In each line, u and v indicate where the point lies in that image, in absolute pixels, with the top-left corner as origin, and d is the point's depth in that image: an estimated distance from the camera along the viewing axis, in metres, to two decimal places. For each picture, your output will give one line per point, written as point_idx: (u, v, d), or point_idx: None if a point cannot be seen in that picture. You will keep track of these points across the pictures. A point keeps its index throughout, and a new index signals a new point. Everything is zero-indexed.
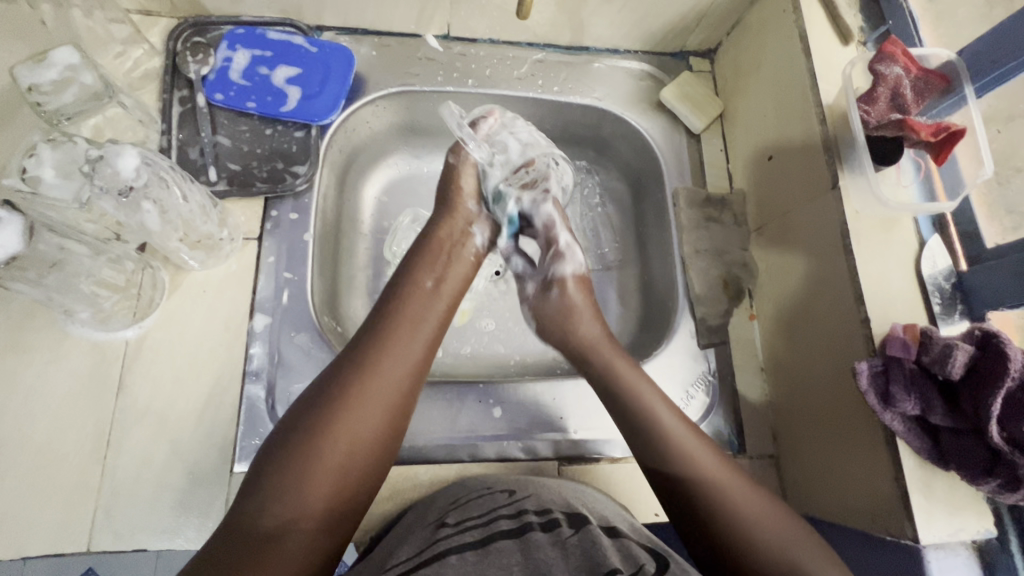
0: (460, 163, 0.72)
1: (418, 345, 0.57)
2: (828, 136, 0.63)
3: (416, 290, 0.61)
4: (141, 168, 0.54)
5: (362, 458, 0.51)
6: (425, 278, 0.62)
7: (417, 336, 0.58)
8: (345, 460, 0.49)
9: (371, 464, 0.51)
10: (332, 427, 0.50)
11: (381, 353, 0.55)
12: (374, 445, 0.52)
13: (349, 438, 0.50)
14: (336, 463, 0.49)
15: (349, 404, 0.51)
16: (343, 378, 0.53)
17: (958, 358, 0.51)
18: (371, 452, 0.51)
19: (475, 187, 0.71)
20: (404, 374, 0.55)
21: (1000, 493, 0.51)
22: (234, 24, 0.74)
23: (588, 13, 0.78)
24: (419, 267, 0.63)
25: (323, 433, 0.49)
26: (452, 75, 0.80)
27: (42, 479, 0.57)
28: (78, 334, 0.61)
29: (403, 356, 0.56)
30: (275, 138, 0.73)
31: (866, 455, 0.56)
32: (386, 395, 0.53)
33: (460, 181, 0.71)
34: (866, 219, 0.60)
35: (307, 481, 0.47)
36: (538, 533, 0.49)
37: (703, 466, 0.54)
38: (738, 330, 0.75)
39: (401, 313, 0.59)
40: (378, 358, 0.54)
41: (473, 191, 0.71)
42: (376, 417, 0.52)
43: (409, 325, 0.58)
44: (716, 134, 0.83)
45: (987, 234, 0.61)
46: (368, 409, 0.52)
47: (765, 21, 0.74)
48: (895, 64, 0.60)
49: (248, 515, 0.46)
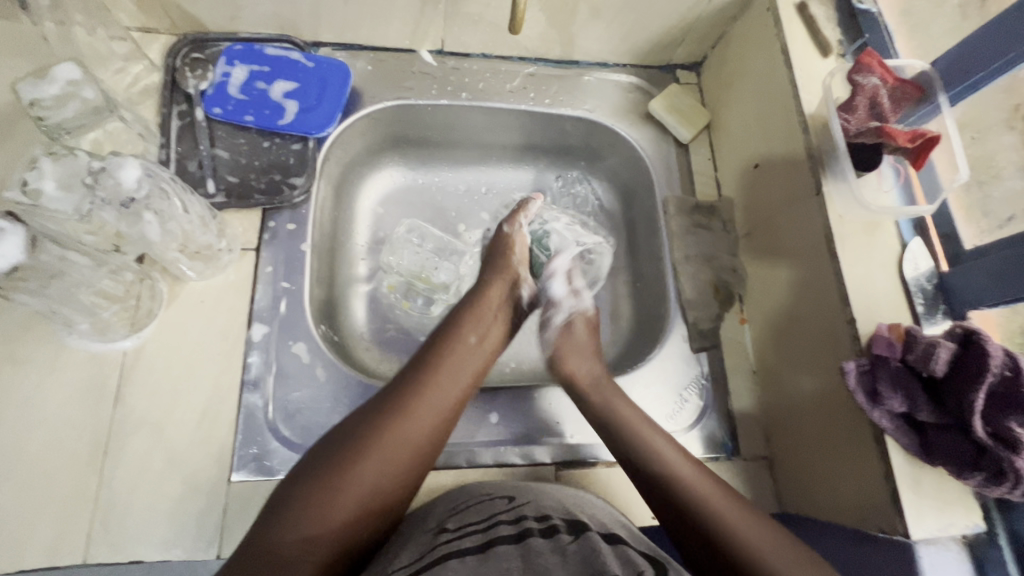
0: (513, 232, 0.75)
1: (456, 392, 0.59)
2: (810, 143, 0.65)
3: (459, 338, 0.62)
4: (143, 179, 0.55)
5: (387, 494, 0.52)
6: (469, 326, 0.64)
7: (457, 383, 0.59)
8: (369, 495, 0.51)
9: (394, 501, 0.52)
10: (363, 463, 0.51)
11: (420, 395, 0.56)
12: (402, 486, 0.53)
13: (379, 475, 0.51)
14: (359, 494, 0.50)
15: (385, 445, 0.52)
16: (381, 415, 0.54)
17: (940, 354, 0.53)
18: (397, 489, 0.52)
19: (516, 236, 0.75)
20: (439, 419, 0.56)
21: (986, 487, 0.52)
22: (232, 41, 0.76)
23: (577, 28, 0.80)
24: (465, 322, 0.65)
25: (355, 466, 0.51)
26: (446, 89, 0.82)
27: (39, 491, 0.56)
28: (75, 344, 0.61)
29: (441, 402, 0.57)
30: (272, 151, 0.74)
31: (856, 453, 0.57)
32: (420, 439, 0.54)
33: (512, 245, 0.74)
34: (849, 222, 0.62)
35: (332, 504, 0.49)
36: (537, 538, 0.50)
37: (676, 464, 0.57)
38: (728, 334, 0.76)
39: (444, 360, 0.60)
40: (418, 402, 0.56)
41: (516, 240, 0.74)
42: (408, 460, 0.53)
43: (449, 371, 0.60)
44: (703, 144, 0.85)
45: (965, 236, 0.63)
46: (400, 448, 0.53)
47: (749, 35, 0.76)
48: (873, 75, 0.62)
49: (273, 528, 0.47)
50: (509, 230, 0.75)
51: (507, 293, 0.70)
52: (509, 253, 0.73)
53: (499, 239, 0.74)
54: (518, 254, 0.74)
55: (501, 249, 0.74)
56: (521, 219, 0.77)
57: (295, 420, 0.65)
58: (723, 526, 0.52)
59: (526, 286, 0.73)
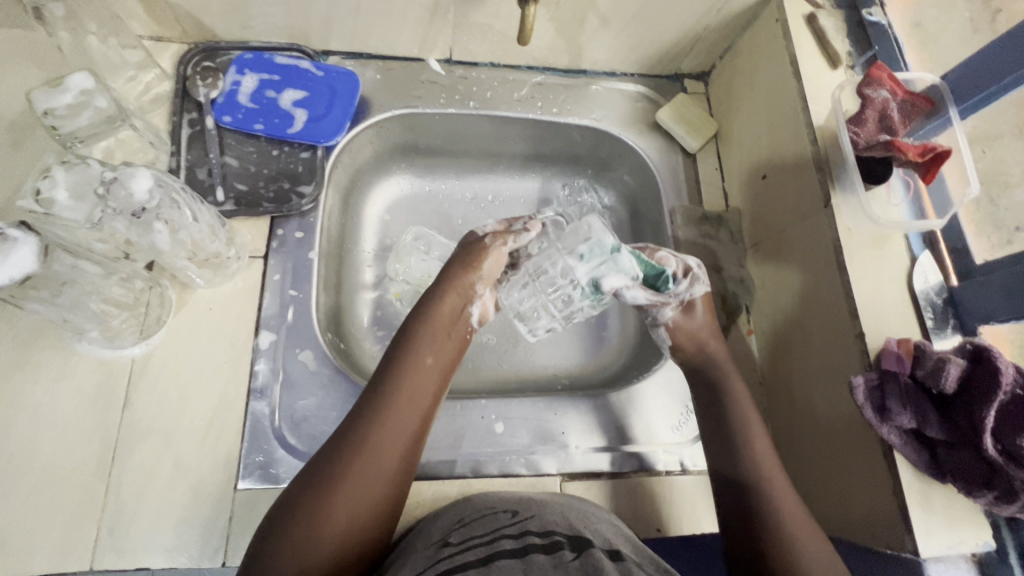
0: (493, 246, 0.67)
1: (411, 420, 0.57)
2: (819, 155, 0.65)
3: (414, 363, 0.60)
4: (154, 189, 0.56)
5: (361, 535, 0.51)
6: (425, 348, 0.61)
7: (412, 410, 0.57)
8: (343, 541, 0.50)
9: (371, 539, 0.52)
10: (331, 509, 0.50)
11: (379, 429, 0.55)
12: (376, 523, 0.52)
13: (348, 519, 0.51)
14: (332, 543, 0.49)
15: (349, 487, 0.51)
16: (339, 457, 0.53)
17: (951, 371, 0.53)
18: (371, 528, 0.52)
19: (495, 250, 0.67)
20: (399, 450, 0.55)
21: (996, 505, 0.52)
22: (243, 50, 0.77)
23: (585, 38, 0.81)
24: (415, 345, 0.61)
25: (325, 506, 0.50)
26: (454, 97, 0.82)
27: (47, 497, 0.57)
28: (84, 351, 0.62)
29: (399, 433, 0.55)
30: (281, 159, 0.75)
31: (864, 468, 0.57)
32: (384, 471, 0.53)
33: (484, 256, 0.66)
34: (858, 236, 0.62)
35: (305, 556, 0.48)
36: (539, 555, 0.49)
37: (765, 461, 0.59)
38: (735, 346, 0.75)
39: (397, 386, 0.58)
40: (375, 438, 0.54)
41: (491, 254, 0.66)
42: (374, 500, 0.52)
43: (403, 401, 0.57)
44: (710, 153, 0.85)
45: (976, 250, 0.63)
46: (367, 486, 0.52)
47: (757, 46, 0.76)
48: (883, 88, 0.63)
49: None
50: (487, 243, 0.67)
51: (463, 307, 0.66)
52: (476, 265, 0.66)
53: (470, 247, 0.67)
54: (487, 270, 0.66)
55: (468, 258, 0.66)
56: (506, 241, 0.68)
57: (301, 428, 0.65)
58: (784, 532, 0.54)
59: (480, 303, 0.67)
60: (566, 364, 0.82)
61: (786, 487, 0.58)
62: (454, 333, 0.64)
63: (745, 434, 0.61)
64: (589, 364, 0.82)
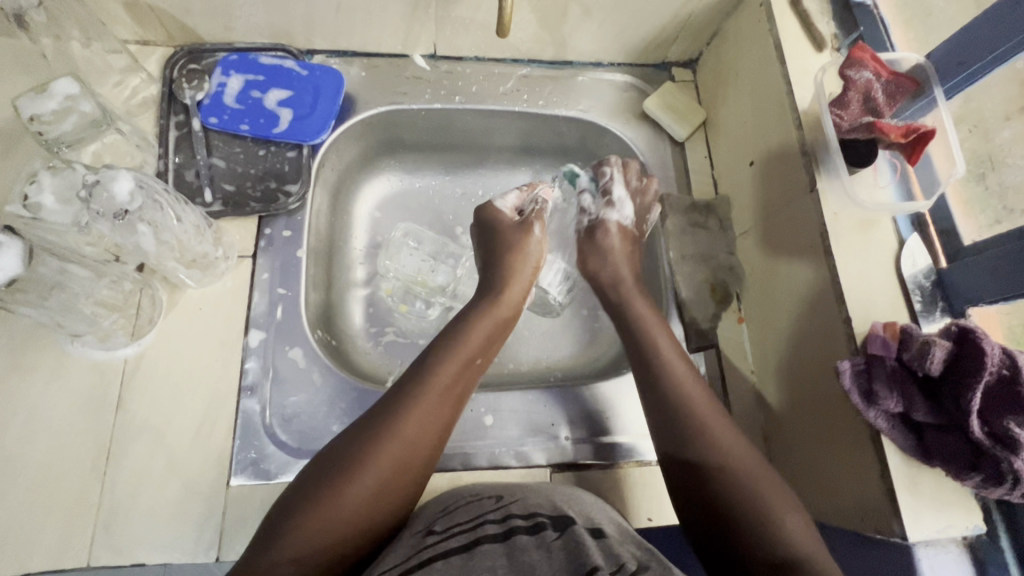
0: (541, 235, 0.74)
1: (453, 400, 0.59)
2: (804, 140, 0.64)
3: (465, 352, 0.62)
4: (135, 191, 0.57)
5: (389, 503, 0.53)
6: (477, 339, 0.64)
7: (456, 392, 0.59)
8: (368, 513, 0.51)
9: (390, 517, 0.53)
10: (361, 482, 0.51)
11: (422, 402, 0.57)
12: (398, 502, 0.54)
13: (376, 495, 0.52)
14: (357, 512, 0.51)
15: (383, 458, 0.53)
16: (380, 432, 0.54)
17: (936, 354, 0.51)
18: (395, 505, 0.53)
19: (544, 241, 0.74)
20: (440, 426, 0.57)
21: (984, 488, 0.51)
22: (227, 51, 0.77)
23: (569, 29, 0.80)
24: (467, 329, 0.64)
25: (358, 477, 0.52)
26: (440, 92, 0.82)
27: (44, 495, 0.58)
28: (77, 353, 0.63)
29: (444, 407, 0.58)
30: (268, 159, 0.75)
31: (852, 453, 0.57)
32: (424, 445, 0.56)
33: (531, 241, 0.73)
34: (844, 219, 0.61)
35: (333, 523, 0.49)
36: (523, 536, 0.50)
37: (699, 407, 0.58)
38: (726, 334, 0.75)
39: (445, 370, 0.60)
40: (416, 409, 0.56)
41: (541, 245, 0.74)
42: (403, 478, 0.54)
43: (449, 379, 0.59)
44: (699, 141, 0.85)
45: (964, 232, 0.62)
46: (406, 458, 0.54)
47: (743, 31, 0.75)
48: (865, 69, 0.61)
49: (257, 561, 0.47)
50: (540, 237, 0.73)
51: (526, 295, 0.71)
52: (531, 254, 0.72)
53: (526, 239, 0.73)
54: (536, 254, 0.73)
55: (523, 245, 0.72)
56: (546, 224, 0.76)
57: (292, 424, 0.66)
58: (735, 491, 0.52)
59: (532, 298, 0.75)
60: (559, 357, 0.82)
61: (753, 454, 0.55)
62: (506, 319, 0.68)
63: (670, 372, 0.61)
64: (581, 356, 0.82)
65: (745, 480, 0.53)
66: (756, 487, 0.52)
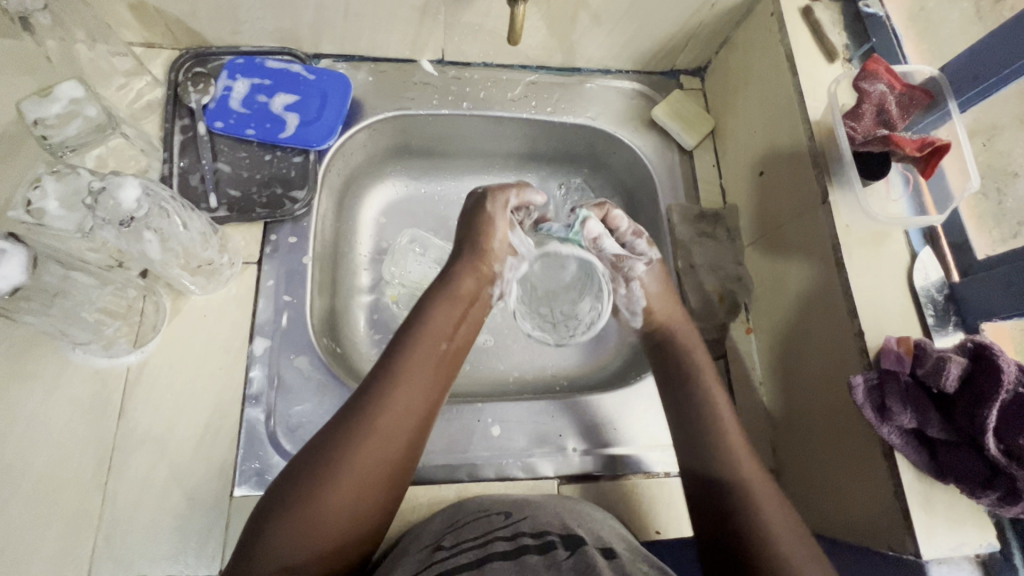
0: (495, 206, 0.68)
1: (421, 393, 0.57)
2: (816, 150, 0.64)
3: (426, 343, 0.60)
4: (142, 199, 0.56)
5: (368, 506, 0.52)
6: (441, 330, 0.62)
7: (423, 384, 0.57)
8: (346, 519, 0.51)
9: (371, 519, 0.53)
10: (335, 489, 0.50)
11: (388, 398, 0.55)
12: (378, 504, 0.53)
13: (353, 500, 0.51)
14: (335, 520, 0.50)
15: (355, 461, 0.52)
16: (347, 434, 0.53)
17: (951, 371, 0.52)
18: (377, 507, 0.53)
19: (498, 211, 0.68)
20: (411, 421, 0.55)
21: (999, 506, 0.50)
22: (234, 54, 0.76)
23: (579, 36, 0.80)
24: (432, 319, 0.62)
25: (331, 484, 0.50)
26: (448, 98, 0.82)
27: (43, 506, 0.57)
28: (79, 360, 0.62)
29: (411, 403, 0.56)
30: (274, 164, 0.74)
31: (865, 469, 0.56)
32: (394, 443, 0.54)
33: (490, 220, 0.68)
34: (856, 232, 0.61)
35: (307, 533, 0.49)
36: (533, 555, 0.49)
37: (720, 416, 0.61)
38: (735, 344, 0.75)
39: (410, 365, 0.58)
40: (384, 408, 0.54)
41: (497, 216, 0.68)
42: (380, 481, 0.53)
43: (415, 372, 0.58)
44: (707, 150, 0.84)
45: (978, 245, 0.62)
46: (377, 459, 0.53)
47: (753, 40, 0.75)
48: (880, 82, 0.61)
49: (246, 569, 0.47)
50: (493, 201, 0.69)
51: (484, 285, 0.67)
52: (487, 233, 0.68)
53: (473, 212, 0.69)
54: (498, 231, 0.68)
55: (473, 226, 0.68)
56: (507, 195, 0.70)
57: (296, 433, 0.64)
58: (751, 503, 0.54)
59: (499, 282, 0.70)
60: (565, 365, 0.81)
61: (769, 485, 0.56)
62: (472, 311, 0.66)
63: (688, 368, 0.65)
64: (588, 364, 0.81)
65: (762, 507, 0.54)
66: (767, 512, 0.54)
